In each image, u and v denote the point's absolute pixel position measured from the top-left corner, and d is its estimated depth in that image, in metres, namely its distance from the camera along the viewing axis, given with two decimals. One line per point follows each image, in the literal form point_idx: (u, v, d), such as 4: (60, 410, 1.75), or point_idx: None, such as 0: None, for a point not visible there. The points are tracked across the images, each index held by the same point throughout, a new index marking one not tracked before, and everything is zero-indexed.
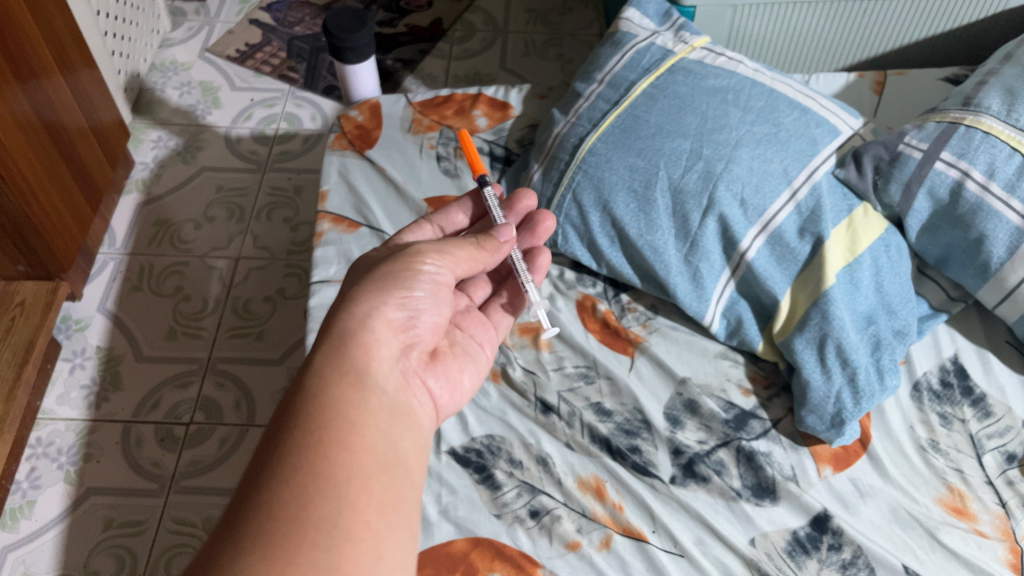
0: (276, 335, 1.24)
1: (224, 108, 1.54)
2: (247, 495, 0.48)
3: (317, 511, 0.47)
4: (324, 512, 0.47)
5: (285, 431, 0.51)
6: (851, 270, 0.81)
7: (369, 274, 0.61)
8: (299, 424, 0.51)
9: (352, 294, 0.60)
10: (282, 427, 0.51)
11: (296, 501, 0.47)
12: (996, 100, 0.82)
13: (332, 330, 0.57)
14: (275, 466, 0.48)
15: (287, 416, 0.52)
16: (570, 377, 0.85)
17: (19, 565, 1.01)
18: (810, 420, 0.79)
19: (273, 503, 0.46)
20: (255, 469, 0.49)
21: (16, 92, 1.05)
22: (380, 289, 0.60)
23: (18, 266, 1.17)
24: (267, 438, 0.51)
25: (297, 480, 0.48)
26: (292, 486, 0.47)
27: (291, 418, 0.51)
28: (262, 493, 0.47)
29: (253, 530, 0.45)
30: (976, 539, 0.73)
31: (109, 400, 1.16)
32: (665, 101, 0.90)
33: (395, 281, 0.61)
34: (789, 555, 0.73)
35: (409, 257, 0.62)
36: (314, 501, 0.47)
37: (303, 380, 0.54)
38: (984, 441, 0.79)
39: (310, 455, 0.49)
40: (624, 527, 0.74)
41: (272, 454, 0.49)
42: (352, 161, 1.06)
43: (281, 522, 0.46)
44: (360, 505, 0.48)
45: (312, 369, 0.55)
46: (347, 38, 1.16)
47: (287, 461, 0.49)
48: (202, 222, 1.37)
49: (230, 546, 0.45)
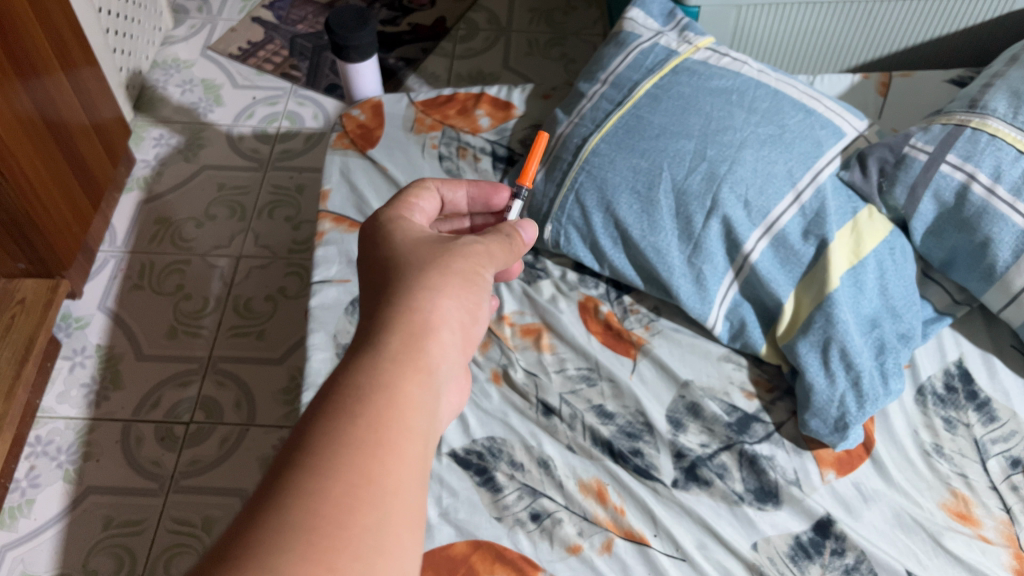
0: (276, 334, 1.23)
1: (227, 106, 1.54)
2: (284, 475, 0.40)
3: (360, 518, 0.39)
4: (368, 521, 0.39)
5: (340, 411, 0.43)
6: (855, 272, 0.80)
7: (444, 260, 0.54)
8: (360, 410, 0.43)
9: (427, 277, 0.52)
10: (336, 405, 0.43)
11: (340, 503, 0.39)
12: (1003, 103, 0.82)
13: (403, 311, 0.49)
14: (325, 452, 0.41)
15: (342, 394, 0.44)
16: (572, 378, 0.85)
17: (18, 564, 1.00)
18: (813, 424, 0.78)
19: (316, 496, 0.39)
20: (297, 440, 0.41)
21: (16, 89, 1.04)
22: (455, 285, 0.53)
23: (18, 263, 1.17)
24: (315, 412, 0.43)
25: (348, 476, 0.40)
26: (341, 481, 0.40)
27: (349, 400, 0.43)
28: (305, 481, 0.39)
29: (286, 513, 0.38)
30: (981, 544, 0.73)
31: (109, 398, 1.15)
32: (669, 102, 0.89)
33: (471, 282, 0.54)
34: (791, 560, 0.72)
35: (482, 260, 0.56)
36: (361, 508, 0.39)
37: (364, 355, 0.46)
38: (988, 446, 0.79)
39: (367, 451, 0.41)
40: (626, 530, 0.74)
41: (321, 435, 0.41)
42: (354, 161, 1.05)
43: (321, 521, 0.38)
44: (401, 521, 0.41)
45: (376, 347, 0.47)
46: (350, 37, 1.15)
47: (341, 450, 0.41)
48: (203, 220, 1.37)
49: (259, 525, 0.37)
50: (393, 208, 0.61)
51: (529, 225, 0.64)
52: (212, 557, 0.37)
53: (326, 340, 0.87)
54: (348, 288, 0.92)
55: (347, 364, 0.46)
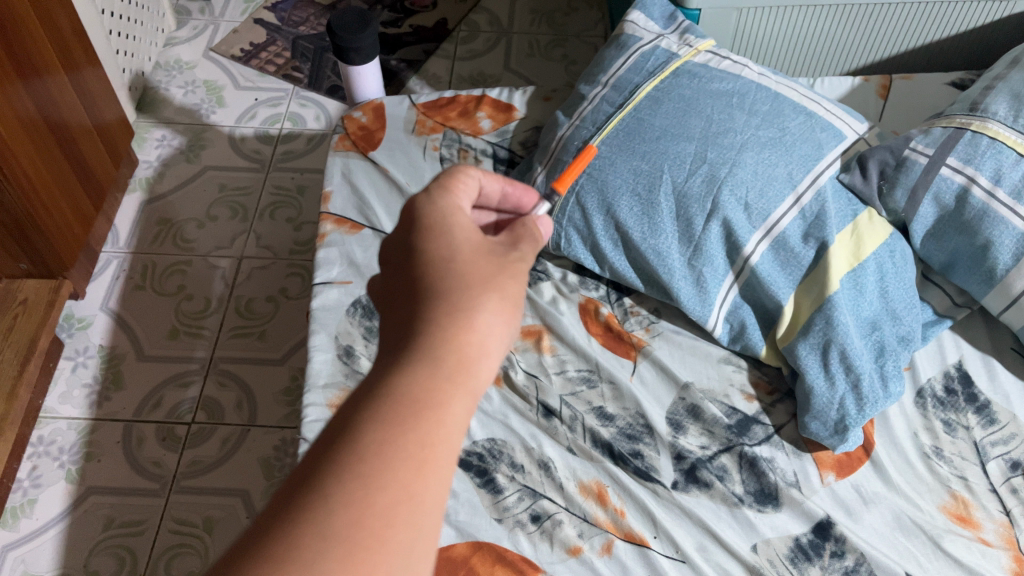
0: (278, 335, 1.23)
1: (229, 107, 1.54)
2: (327, 480, 0.40)
3: (398, 535, 0.40)
4: (405, 540, 0.40)
5: (390, 419, 0.42)
6: (855, 275, 0.81)
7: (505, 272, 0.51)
8: (411, 421, 0.42)
9: (489, 282, 0.50)
10: (386, 413, 0.42)
11: (381, 520, 0.39)
12: (1003, 106, 0.82)
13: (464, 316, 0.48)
14: (373, 463, 0.40)
15: (393, 401, 0.43)
16: (573, 380, 0.85)
17: (19, 564, 1.01)
18: (813, 427, 0.78)
19: (358, 509, 0.39)
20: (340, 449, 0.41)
21: (18, 89, 1.04)
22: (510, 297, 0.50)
23: (20, 264, 1.17)
24: (363, 414, 0.42)
25: (391, 493, 0.40)
26: (385, 496, 0.40)
27: (399, 409, 0.43)
28: (351, 488, 0.39)
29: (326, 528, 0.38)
30: (980, 547, 0.73)
31: (111, 399, 1.16)
32: (669, 104, 0.90)
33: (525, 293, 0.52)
34: (791, 562, 0.72)
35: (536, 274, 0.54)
36: (399, 526, 0.40)
37: (422, 359, 0.45)
38: (988, 448, 0.79)
39: (413, 467, 0.41)
40: (626, 532, 0.74)
41: (369, 444, 0.41)
42: (356, 162, 1.06)
43: (362, 534, 0.38)
44: (433, 539, 0.42)
45: (433, 352, 0.46)
46: (351, 39, 1.16)
47: (388, 463, 0.41)
48: (205, 221, 1.37)
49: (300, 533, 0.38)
50: (445, 193, 0.54)
51: (547, 219, 0.61)
52: (251, 552, 0.37)
53: (327, 342, 0.88)
54: (349, 289, 0.92)
55: (399, 364, 0.45)
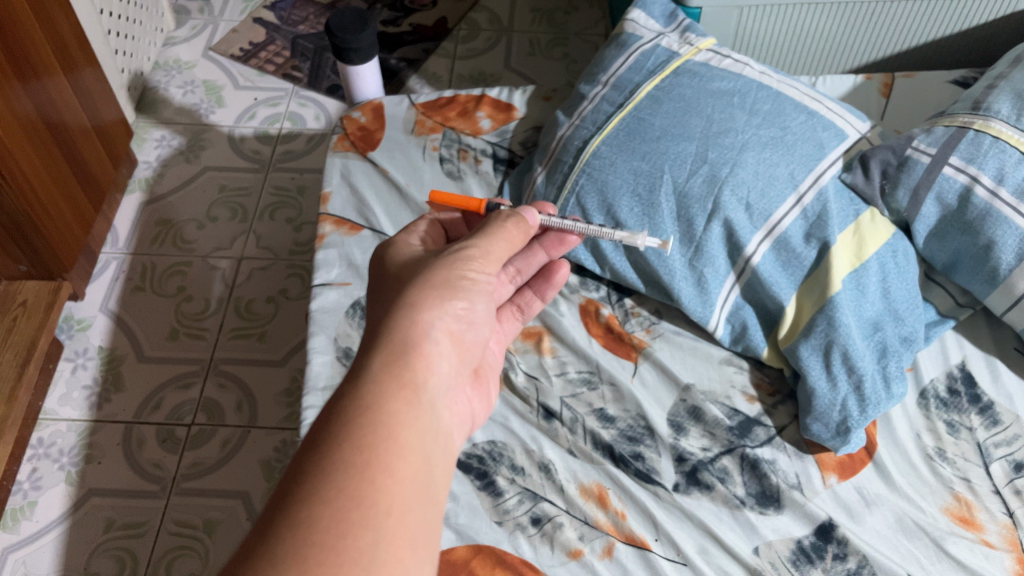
0: (278, 336, 1.23)
1: (228, 107, 1.54)
2: (280, 507, 0.43)
3: (353, 542, 0.42)
4: (361, 545, 0.42)
5: (331, 438, 0.46)
6: (857, 276, 0.80)
7: (429, 278, 0.56)
8: (346, 437, 0.46)
9: (410, 291, 0.55)
10: (328, 433, 0.46)
11: (331, 530, 0.42)
12: (1006, 105, 0.81)
13: (391, 330, 0.53)
14: (315, 483, 0.43)
15: (332, 423, 0.47)
16: (573, 382, 0.84)
17: (19, 566, 1.01)
18: (815, 428, 0.78)
19: (307, 524, 0.42)
20: (289, 480, 0.44)
21: (17, 90, 1.04)
22: (436, 296, 0.55)
23: (19, 265, 1.17)
24: (307, 444, 0.46)
25: (338, 502, 0.43)
26: (331, 508, 0.42)
27: (339, 426, 0.46)
28: (297, 511, 0.42)
29: (280, 552, 0.40)
30: (984, 549, 0.72)
31: (111, 400, 1.15)
32: (670, 104, 0.89)
33: (452, 291, 0.56)
34: (793, 565, 0.72)
35: (472, 264, 0.58)
36: (353, 530, 0.42)
37: (352, 382, 0.49)
38: (991, 450, 0.78)
39: (356, 474, 0.44)
40: (627, 535, 0.74)
41: (312, 464, 0.44)
42: (355, 163, 1.05)
43: (314, 551, 0.41)
44: (395, 540, 0.43)
45: (370, 372, 0.50)
46: (350, 38, 1.15)
47: (329, 479, 0.44)
48: (205, 222, 1.37)
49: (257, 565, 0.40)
50: (387, 246, 0.64)
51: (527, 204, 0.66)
52: None
53: (326, 344, 0.87)
54: (348, 291, 0.92)
55: (336, 394, 0.49)
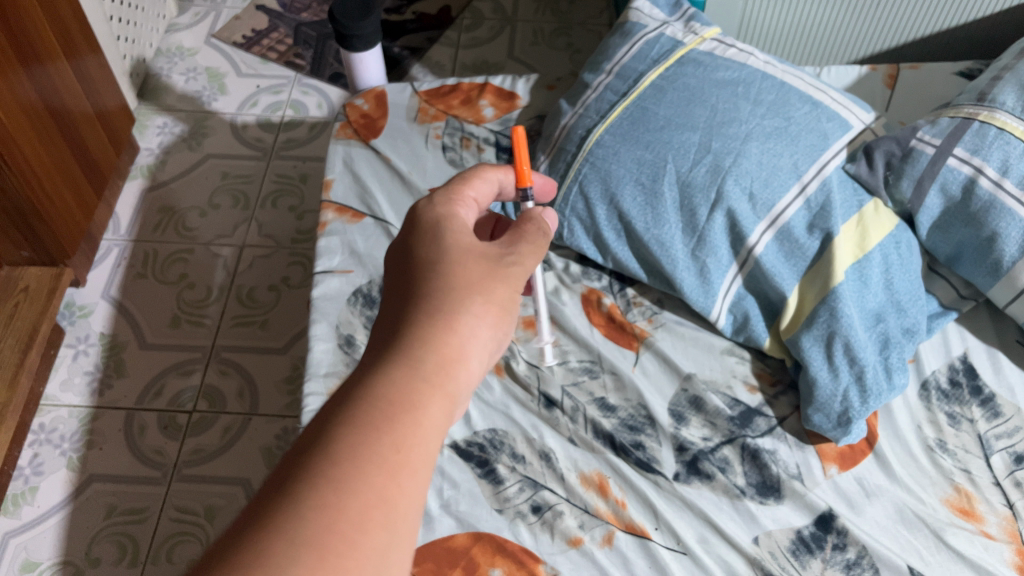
0: (280, 324, 1.23)
1: (231, 94, 1.53)
2: (302, 482, 0.40)
3: (371, 539, 0.39)
4: (378, 544, 0.39)
5: (367, 424, 0.42)
6: (860, 266, 0.80)
7: (486, 276, 0.54)
8: (384, 425, 0.43)
9: (475, 284, 0.52)
10: (364, 417, 0.43)
11: (353, 520, 0.39)
12: (1012, 96, 0.81)
13: (448, 321, 0.50)
14: (345, 466, 0.40)
15: (370, 406, 0.43)
16: (574, 371, 0.84)
17: (20, 551, 1.01)
18: (816, 419, 0.78)
19: (330, 507, 0.39)
20: (315, 454, 0.41)
21: (19, 75, 1.04)
22: (492, 299, 0.52)
23: (21, 251, 1.17)
24: (338, 418, 0.43)
25: (365, 496, 0.40)
26: (360, 499, 0.40)
27: (378, 413, 0.43)
28: (322, 492, 0.39)
29: (295, 529, 0.37)
30: (983, 540, 0.72)
31: (112, 386, 1.16)
32: (674, 93, 0.89)
33: (507, 297, 0.54)
34: (793, 554, 0.72)
35: (519, 271, 0.56)
36: (373, 527, 0.39)
37: (398, 366, 0.46)
38: (992, 441, 0.78)
39: (389, 471, 0.41)
40: (627, 523, 0.74)
41: (344, 446, 0.41)
42: (357, 151, 1.05)
43: (334, 539, 0.38)
44: (404, 544, 0.41)
45: (412, 359, 0.47)
46: (353, 26, 1.14)
47: (360, 467, 0.41)
48: (207, 209, 1.37)
49: (269, 539, 0.37)
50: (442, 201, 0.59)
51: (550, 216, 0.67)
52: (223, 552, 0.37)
53: (327, 331, 0.87)
54: (350, 278, 0.92)
55: (379, 371, 0.46)
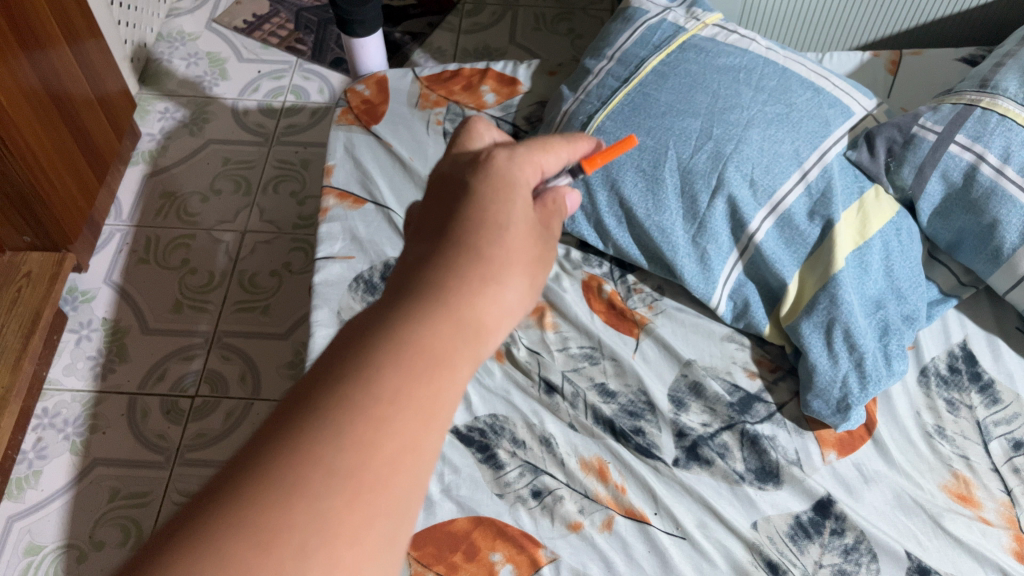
0: (282, 310, 1.23)
1: (232, 80, 1.53)
2: (335, 418, 0.37)
3: (396, 486, 0.37)
4: (401, 491, 0.37)
5: (401, 371, 0.39)
6: (860, 253, 0.80)
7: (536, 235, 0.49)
8: (425, 372, 0.39)
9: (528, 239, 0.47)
10: (405, 358, 0.39)
11: (380, 467, 0.37)
12: (1014, 83, 0.81)
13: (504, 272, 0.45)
14: (380, 408, 0.37)
15: (415, 345, 0.40)
16: (574, 357, 0.85)
17: (25, 535, 1.02)
18: (815, 405, 0.78)
19: (361, 449, 0.36)
20: (348, 391, 0.38)
21: (20, 60, 1.04)
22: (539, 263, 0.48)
23: (23, 236, 1.17)
24: (377, 351, 0.39)
25: (395, 445, 0.37)
26: (389, 445, 0.37)
27: (422, 357, 0.40)
28: (355, 431, 0.36)
29: (323, 465, 0.35)
30: (981, 526, 0.73)
31: (115, 371, 1.16)
32: (676, 80, 0.89)
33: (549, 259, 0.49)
34: (791, 539, 0.72)
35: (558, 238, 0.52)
36: (400, 478, 0.37)
37: (447, 305, 0.42)
38: (991, 428, 0.79)
39: (425, 422, 0.38)
40: (626, 508, 0.74)
41: (380, 387, 0.38)
42: (358, 136, 1.05)
43: (362, 484, 0.36)
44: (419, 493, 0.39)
45: (460, 300, 0.43)
46: (354, 11, 1.14)
47: (396, 412, 0.38)
48: (209, 195, 1.37)
49: (296, 474, 0.35)
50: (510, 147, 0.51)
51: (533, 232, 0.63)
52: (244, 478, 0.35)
53: (328, 317, 0.88)
54: (351, 264, 0.92)
55: (425, 306, 0.42)
